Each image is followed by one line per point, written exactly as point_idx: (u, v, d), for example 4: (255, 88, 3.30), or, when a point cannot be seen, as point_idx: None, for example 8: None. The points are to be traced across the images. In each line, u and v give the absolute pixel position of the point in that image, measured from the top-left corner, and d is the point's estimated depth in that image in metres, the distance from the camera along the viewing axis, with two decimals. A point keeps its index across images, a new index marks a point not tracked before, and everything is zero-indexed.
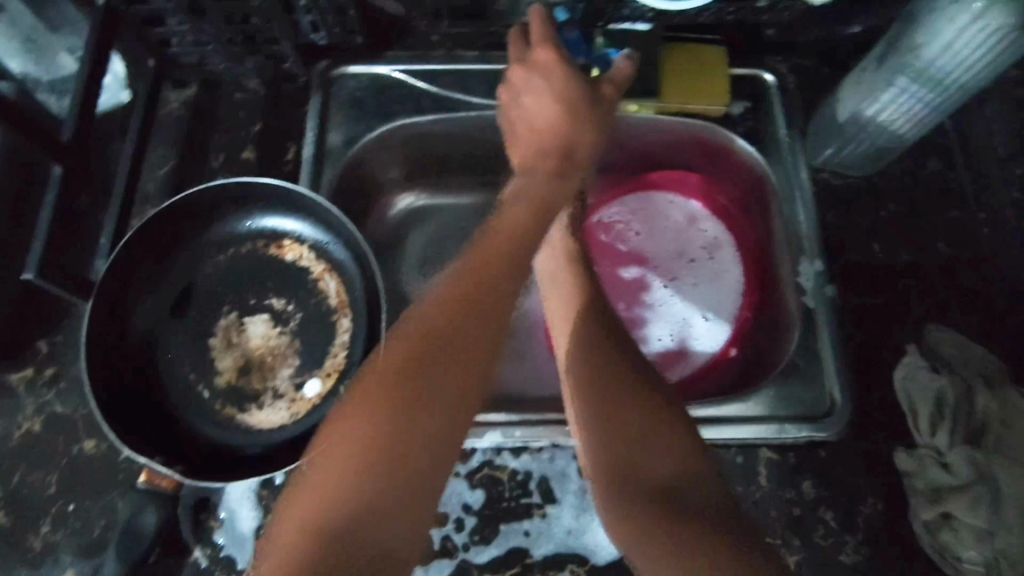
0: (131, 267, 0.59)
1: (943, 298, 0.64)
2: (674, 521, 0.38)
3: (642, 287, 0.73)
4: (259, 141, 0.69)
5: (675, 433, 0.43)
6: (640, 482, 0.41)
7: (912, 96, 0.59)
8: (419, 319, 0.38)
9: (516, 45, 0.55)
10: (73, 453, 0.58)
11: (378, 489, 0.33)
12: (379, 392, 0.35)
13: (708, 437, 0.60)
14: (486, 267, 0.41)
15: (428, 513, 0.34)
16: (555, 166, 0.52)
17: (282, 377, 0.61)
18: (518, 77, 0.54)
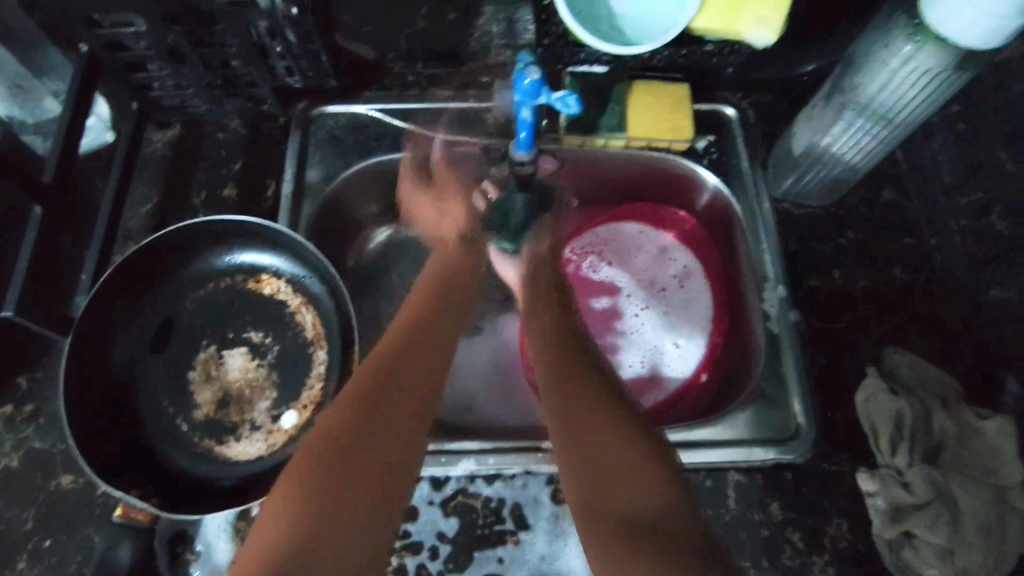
0: (111, 304, 0.61)
1: (899, 322, 0.66)
2: (645, 552, 0.37)
3: (615, 315, 0.75)
4: (239, 179, 0.71)
5: (654, 467, 0.42)
6: (619, 514, 0.40)
7: (860, 129, 0.63)
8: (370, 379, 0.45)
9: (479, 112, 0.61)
10: (50, 488, 0.59)
11: (316, 519, 0.36)
12: (319, 443, 0.40)
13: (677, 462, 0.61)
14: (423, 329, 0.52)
15: (370, 543, 0.37)
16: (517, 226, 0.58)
17: (259, 410, 0.62)
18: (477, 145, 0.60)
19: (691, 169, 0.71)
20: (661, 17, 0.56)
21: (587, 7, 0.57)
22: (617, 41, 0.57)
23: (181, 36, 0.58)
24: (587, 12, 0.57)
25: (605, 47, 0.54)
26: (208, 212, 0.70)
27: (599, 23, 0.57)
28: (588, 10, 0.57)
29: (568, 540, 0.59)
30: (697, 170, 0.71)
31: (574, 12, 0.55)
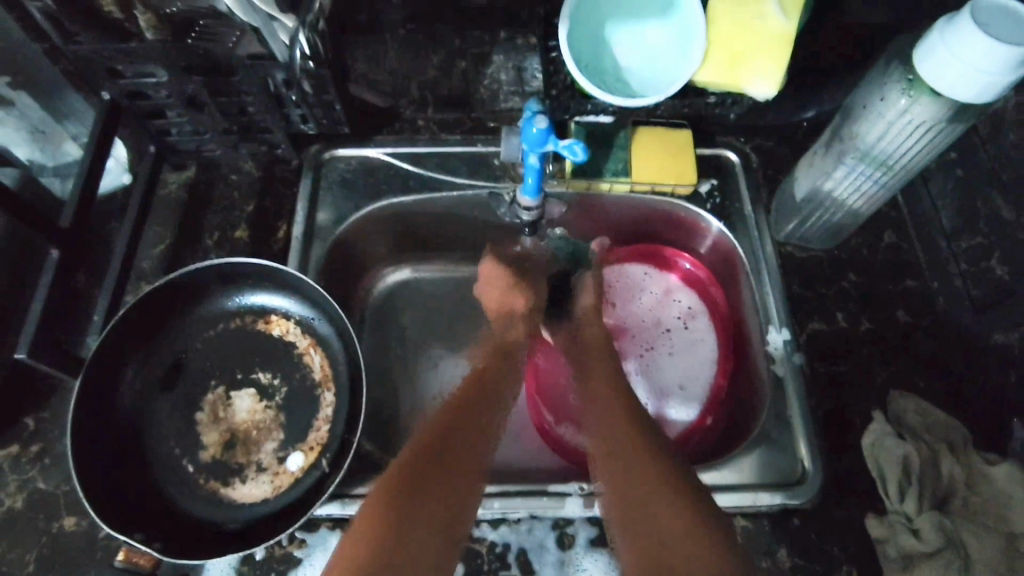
0: (122, 344, 0.61)
1: (905, 365, 0.66)
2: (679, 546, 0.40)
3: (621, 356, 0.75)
4: (252, 220, 0.72)
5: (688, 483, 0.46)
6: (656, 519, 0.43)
7: (861, 175, 0.64)
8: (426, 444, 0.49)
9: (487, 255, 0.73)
10: (53, 530, 0.58)
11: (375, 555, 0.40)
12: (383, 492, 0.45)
13: None
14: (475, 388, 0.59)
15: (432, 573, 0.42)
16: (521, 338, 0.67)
17: (266, 451, 0.62)
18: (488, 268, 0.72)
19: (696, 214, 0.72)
20: (665, 70, 0.58)
21: (594, 61, 0.59)
22: (620, 94, 0.58)
23: (201, 87, 0.60)
24: (594, 65, 0.59)
25: (608, 99, 0.55)
26: (220, 253, 0.71)
27: (605, 75, 0.59)
28: (594, 63, 0.59)
29: None
30: (702, 214, 0.72)
31: (580, 65, 0.58)
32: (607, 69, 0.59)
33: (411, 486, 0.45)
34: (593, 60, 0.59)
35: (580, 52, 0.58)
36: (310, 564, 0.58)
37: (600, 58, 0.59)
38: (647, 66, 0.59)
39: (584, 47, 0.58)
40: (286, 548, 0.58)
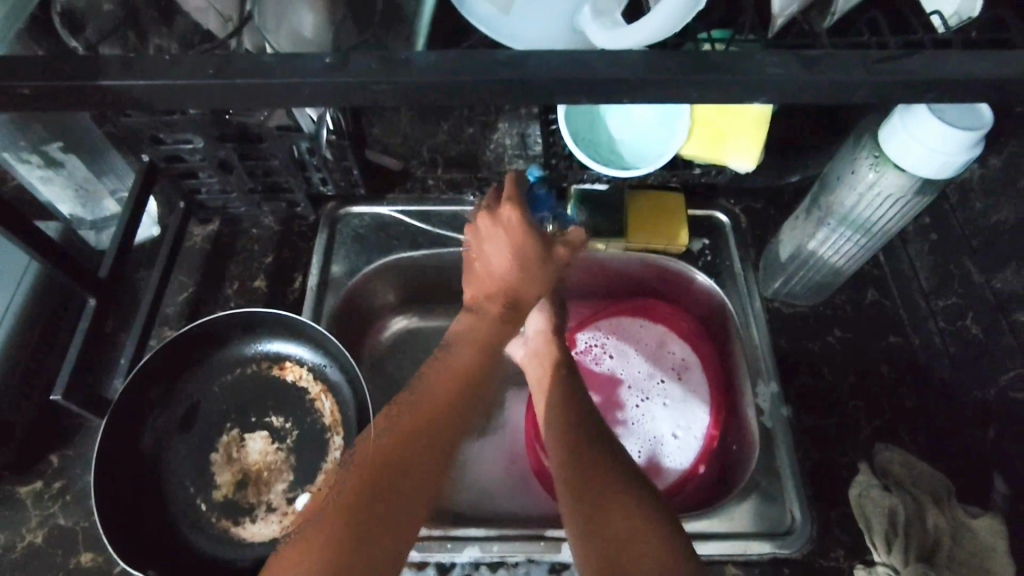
0: (145, 389, 0.65)
1: (889, 419, 0.69)
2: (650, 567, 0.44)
3: (616, 406, 0.78)
4: (270, 271, 0.77)
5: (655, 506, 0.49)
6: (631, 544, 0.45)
7: (842, 236, 0.69)
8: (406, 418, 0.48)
9: (490, 199, 0.58)
10: (70, 565, 0.61)
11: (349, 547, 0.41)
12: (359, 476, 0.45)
13: None
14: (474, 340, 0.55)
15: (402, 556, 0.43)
16: (500, 311, 0.57)
17: (276, 492, 0.65)
18: (483, 227, 0.57)
19: (688, 271, 0.77)
20: (655, 143, 0.64)
21: (590, 135, 0.66)
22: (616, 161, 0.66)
23: (232, 152, 0.66)
24: (587, 137, 0.65)
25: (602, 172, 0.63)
26: (239, 301, 0.76)
27: (600, 144, 0.66)
28: (589, 136, 0.65)
29: None
30: (694, 272, 0.76)
31: (574, 139, 0.64)
32: (601, 138, 0.65)
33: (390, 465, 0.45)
34: (586, 133, 0.66)
35: (574, 124, 0.65)
36: None
37: (594, 129, 0.66)
38: (637, 134, 0.65)
39: (579, 121, 0.65)
40: None
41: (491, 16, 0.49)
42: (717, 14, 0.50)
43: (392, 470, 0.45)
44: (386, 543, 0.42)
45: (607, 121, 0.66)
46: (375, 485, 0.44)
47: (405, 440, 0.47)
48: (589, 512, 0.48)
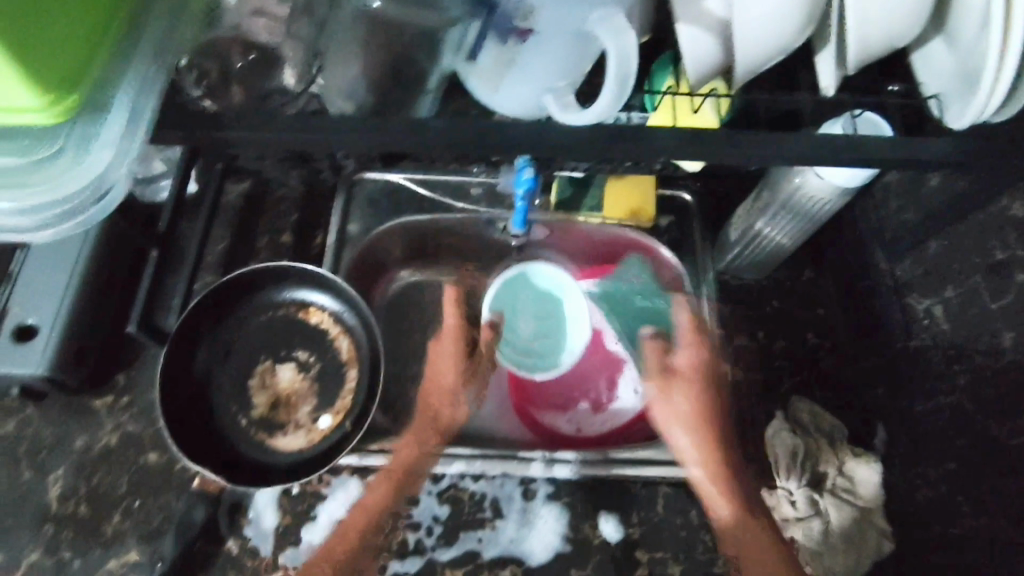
0: (196, 324, 0.80)
1: (807, 379, 0.83)
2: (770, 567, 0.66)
3: (611, 360, 0.90)
4: (296, 228, 0.90)
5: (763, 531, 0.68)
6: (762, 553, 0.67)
7: (782, 221, 0.80)
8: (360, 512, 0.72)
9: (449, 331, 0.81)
10: (140, 462, 0.77)
11: None
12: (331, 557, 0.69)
13: (649, 474, 0.78)
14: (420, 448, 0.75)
15: None
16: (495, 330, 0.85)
17: (303, 412, 0.80)
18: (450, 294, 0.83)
19: (653, 244, 0.88)
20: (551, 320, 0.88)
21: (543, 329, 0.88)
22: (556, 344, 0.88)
23: None
24: (513, 306, 0.88)
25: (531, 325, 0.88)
26: (269, 253, 0.89)
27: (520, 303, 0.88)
28: (512, 305, 0.88)
29: (532, 529, 0.76)
30: (659, 247, 0.88)
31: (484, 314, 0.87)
32: (526, 307, 0.88)
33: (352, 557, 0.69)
34: (509, 290, 0.88)
35: (499, 291, 0.87)
36: (333, 499, 0.76)
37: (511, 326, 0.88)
38: (553, 305, 0.89)
39: (501, 292, 0.88)
40: (316, 487, 0.77)
41: (484, 95, 0.59)
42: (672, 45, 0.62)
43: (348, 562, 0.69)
44: None
45: (529, 279, 0.89)
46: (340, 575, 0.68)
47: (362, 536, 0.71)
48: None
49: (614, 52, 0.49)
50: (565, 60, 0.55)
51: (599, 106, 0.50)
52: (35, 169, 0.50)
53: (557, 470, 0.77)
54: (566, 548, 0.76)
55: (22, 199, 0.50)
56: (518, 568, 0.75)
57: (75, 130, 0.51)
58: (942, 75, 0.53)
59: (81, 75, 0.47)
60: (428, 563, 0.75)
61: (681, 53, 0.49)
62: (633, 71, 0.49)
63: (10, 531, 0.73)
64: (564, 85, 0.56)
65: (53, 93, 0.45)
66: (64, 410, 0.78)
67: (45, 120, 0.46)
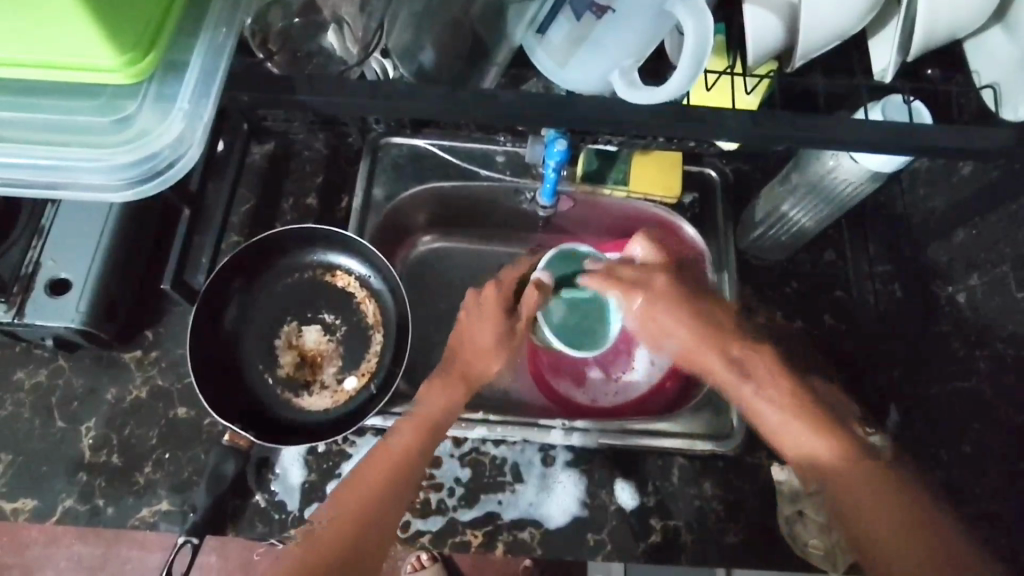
0: (224, 284, 0.81)
1: (826, 359, 0.82)
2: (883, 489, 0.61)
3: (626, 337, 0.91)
4: (320, 191, 0.90)
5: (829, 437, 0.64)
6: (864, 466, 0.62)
7: (812, 202, 0.79)
8: (397, 442, 0.64)
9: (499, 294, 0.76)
10: (170, 415, 0.78)
11: (345, 549, 0.57)
12: (358, 490, 0.60)
13: (652, 443, 0.80)
14: (457, 380, 0.70)
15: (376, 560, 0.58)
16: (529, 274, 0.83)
17: (328, 373, 0.81)
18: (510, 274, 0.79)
19: (676, 221, 0.88)
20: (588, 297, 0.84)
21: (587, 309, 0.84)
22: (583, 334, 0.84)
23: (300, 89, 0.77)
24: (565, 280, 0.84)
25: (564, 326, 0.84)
26: (293, 213, 0.89)
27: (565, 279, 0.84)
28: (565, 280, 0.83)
29: (551, 493, 0.79)
30: (684, 224, 0.88)
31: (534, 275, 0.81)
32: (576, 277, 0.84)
33: (382, 490, 0.60)
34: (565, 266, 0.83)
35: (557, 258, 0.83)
36: (358, 458, 0.78)
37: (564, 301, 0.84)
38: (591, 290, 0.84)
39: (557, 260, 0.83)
40: (341, 446, 0.78)
41: (552, 70, 0.56)
42: None
43: (377, 498, 0.60)
44: (370, 551, 0.58)
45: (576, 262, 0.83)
46: (367, 515, 0.59)
47: (391, 468, 0.62)
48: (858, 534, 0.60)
49: (691, 29, 0.44)
50: (642, 40, 0.51)
51: (669, 86, 0.45)
52: (110, 133, 0.47)
53: (575, 438, 0.80)
54: (583, 513, 0.78)
55: (95, 160, 0.47)
56: (536, 529, 0.77)
57: (150, 92, 0.47)
58: (1001, 65, 0.55)
59: (158, 34, 0.44)
60: (449, 521, 0.77)
61: (745, 35, 0.49)
62: (710, 48, 0.44)
63: (45, 476, 0.75)
64: (631, 64, 0.50)
65: (130, 53, 0.43)
66: (95, 363, 0.80)
67: (121, 80, 0.44)
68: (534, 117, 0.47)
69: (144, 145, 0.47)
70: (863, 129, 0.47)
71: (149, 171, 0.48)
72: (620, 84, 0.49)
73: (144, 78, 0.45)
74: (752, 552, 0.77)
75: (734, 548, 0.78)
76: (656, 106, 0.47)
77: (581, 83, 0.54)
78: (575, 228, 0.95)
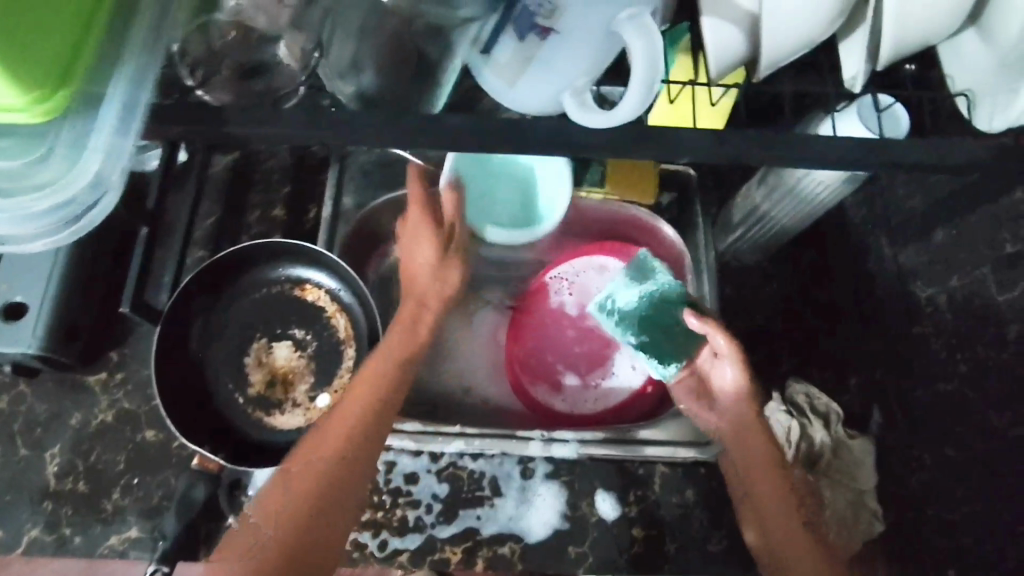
0: (188, 304, 0.78)
1: (804, 361, 0.81)
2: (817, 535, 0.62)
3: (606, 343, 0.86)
4: (287, 201, 0.88)
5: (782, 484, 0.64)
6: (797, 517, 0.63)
7: (791, 203, 0.76)
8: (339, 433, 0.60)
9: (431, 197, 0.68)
10: (138, 439, 0.76)
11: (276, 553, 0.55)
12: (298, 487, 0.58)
13: (629, 452, 0.77)
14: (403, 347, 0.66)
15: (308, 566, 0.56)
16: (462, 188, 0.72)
17: (300, 391, 0.79)
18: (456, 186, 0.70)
19: (654, 222, 0.86)
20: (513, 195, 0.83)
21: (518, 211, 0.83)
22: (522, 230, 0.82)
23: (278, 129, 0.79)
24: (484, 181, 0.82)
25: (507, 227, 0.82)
26: (260, 225, 0.87)
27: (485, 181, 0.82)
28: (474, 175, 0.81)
29: (530, 507, 0.77)
30: (660, 225, 0.85)
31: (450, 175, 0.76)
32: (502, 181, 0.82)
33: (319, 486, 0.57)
34: (638, 272, 0.76)
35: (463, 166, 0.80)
36: None
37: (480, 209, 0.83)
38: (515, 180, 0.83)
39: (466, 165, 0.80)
40: None
41: (497, 88, 0.52)
42: (680, 16, 0.58)
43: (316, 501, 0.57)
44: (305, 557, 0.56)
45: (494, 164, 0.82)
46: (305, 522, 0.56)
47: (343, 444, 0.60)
48: (766, 513, 0.64)
49: (640, 49, 0.45)
50: (589, 61, 0.49)
51: (621, 109, 0.45)
52: (25, 178, 0.44)
53: (555, 449, 0.77)
54: (563, 525, 0.77)
55: (10, 209, 0.44)
56: (516, 544, 0.76)
57: (66, 130, 0.44)
58: (975, 71, 0.54)
59: (71, 67, 0.43)
60: (427, 539, 0.76)
61: (704, 45, 0.47)
62: (660, 70, 0.45)
63: (9, 506, 0.73)
64: (584, 84, 0.49)
65: (36, 91, 0.41)
66: (58, 387, 0.77)
67: (29, 119, 0.42)
68: (491, 137, 0.45)
69: (62, 188, 0.44)
70: (835, 143, 0.45)
71: (72, 213, 0.46)
72: (573, 106, 0.48)
73: (52, 115, 0.43)
74: (736, 560, 0.77)
75: (718, 557, 0.77)
76: (616, 129, 0.46)
77: (528, 106, 0.52)
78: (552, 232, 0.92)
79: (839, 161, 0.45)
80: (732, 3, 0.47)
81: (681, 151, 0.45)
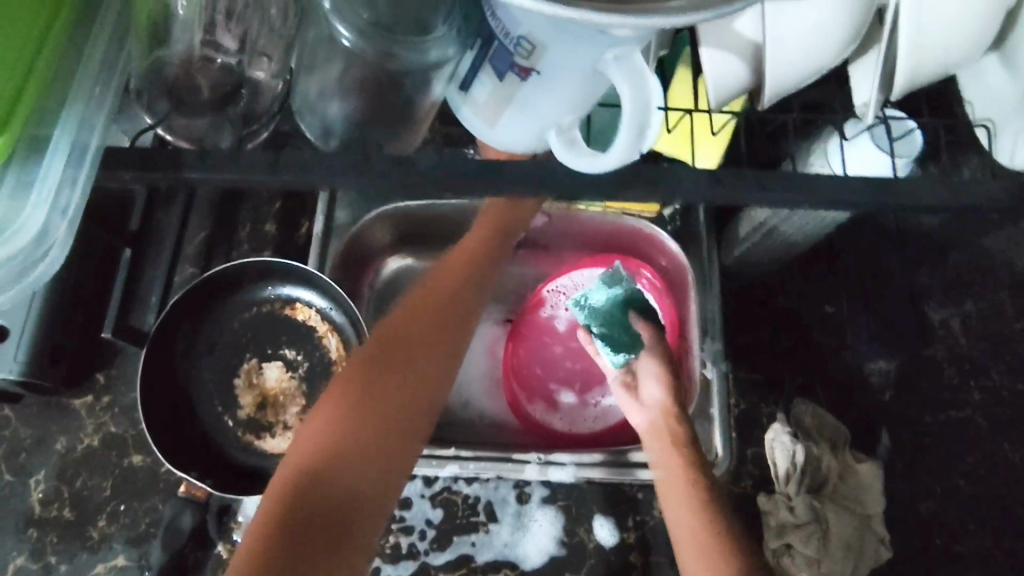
0: (174, 328, 0.76)
1: (812, 381, 0.78)
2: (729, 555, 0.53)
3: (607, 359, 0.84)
4: (279, 217, 0.85)
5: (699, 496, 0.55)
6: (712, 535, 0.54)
7: (802, 218, 0.71)
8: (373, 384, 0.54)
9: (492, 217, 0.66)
10: (124, 464, 0.75)
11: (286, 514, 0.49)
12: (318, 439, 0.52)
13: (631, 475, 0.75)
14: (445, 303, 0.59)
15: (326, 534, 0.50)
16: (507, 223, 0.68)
17: (290, 414, 0.77)
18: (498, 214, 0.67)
19: (657, 236, 0.81)
20: None
21: None
22: None
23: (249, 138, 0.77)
24: None
25: None
26: (251, 241, 0.84)
27: None
28: None
29: (526, 532, 0.75)
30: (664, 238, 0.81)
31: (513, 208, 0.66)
32: None
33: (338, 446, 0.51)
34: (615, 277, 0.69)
35: None
36: None
37: None
38: None
39: None
40: None
41: (479, 127, 0.50)
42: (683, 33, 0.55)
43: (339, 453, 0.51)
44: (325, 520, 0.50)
45: None
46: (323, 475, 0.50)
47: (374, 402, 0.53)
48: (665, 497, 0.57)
49: (628, 95, 0.40)
50: (572, 99, 0.44)
51: (614, 151, 0.42)
52: None
53: (552, 472, 0.75)
54: (561, 552, 0.75)
55: None
56: (511, 571, 0.74)
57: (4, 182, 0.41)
58: (995, 101, 0.51)
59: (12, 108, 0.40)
60: (420, 566, 0.74)
61: (703, 76, 0.45)
62: (654, 113, 0.41)
63: None
64: (570, 121, 0.46)
65: None
66: (42, 411, 0.76)
67: None
68: (477, 170, 0.42)
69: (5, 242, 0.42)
70: (846, 180, 0.42)
71: (21, 263, 0.44)
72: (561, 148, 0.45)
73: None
74: None
75: None
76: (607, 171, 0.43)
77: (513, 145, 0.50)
78: (550, 244, 0.89)
79: (850, 199, 0.42)
80: (733, 34, 0.44)
81: (681, 186, 0.42)
